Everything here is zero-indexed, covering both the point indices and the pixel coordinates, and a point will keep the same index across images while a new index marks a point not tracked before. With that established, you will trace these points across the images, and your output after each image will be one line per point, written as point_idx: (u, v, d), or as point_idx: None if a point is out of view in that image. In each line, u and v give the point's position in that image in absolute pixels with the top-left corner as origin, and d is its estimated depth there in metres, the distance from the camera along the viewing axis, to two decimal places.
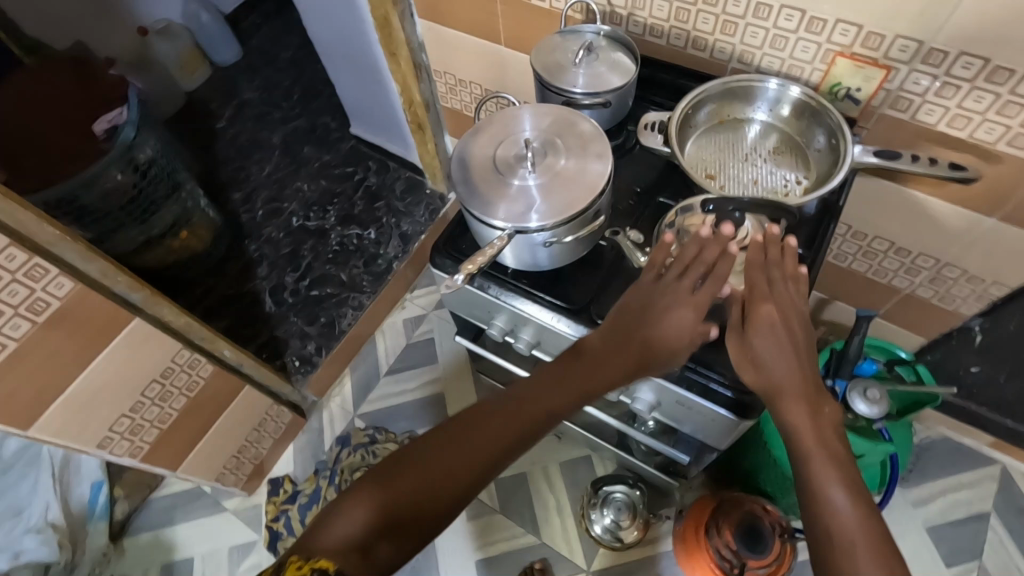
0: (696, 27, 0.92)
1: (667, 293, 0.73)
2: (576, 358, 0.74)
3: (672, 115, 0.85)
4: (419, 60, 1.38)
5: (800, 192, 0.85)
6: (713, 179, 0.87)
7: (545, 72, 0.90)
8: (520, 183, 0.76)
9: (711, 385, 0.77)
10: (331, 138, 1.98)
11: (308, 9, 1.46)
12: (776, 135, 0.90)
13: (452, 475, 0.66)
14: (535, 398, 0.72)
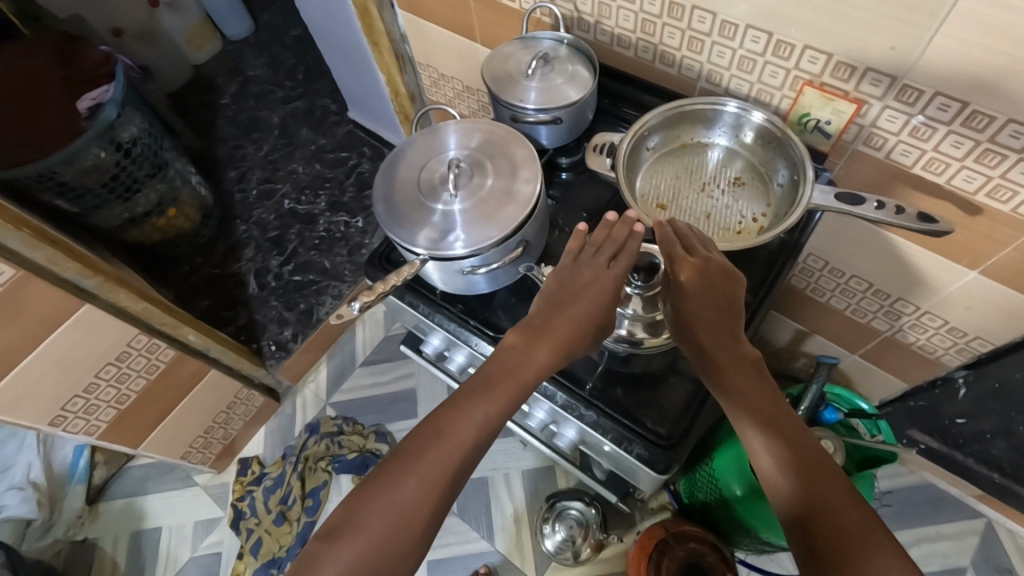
0: (662, 42, 0.85)
1: (579, 269, 0.68)
2: (515, 358, 0.65)
3: (621, 140, 0.79)
4: (402, 52, 1.34)
5: (755, 230, 0.79)
6: (663, 210, 0.82)
7: (494, 84, 0.85)
8: (444, 206, 0.72)
9: (629, 434, 0.72)
10: (330, 122, 1.97)
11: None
12: (737, 164, 0.83)
13: (402, 524, 0.56)
14: (473, 405, 0.62)
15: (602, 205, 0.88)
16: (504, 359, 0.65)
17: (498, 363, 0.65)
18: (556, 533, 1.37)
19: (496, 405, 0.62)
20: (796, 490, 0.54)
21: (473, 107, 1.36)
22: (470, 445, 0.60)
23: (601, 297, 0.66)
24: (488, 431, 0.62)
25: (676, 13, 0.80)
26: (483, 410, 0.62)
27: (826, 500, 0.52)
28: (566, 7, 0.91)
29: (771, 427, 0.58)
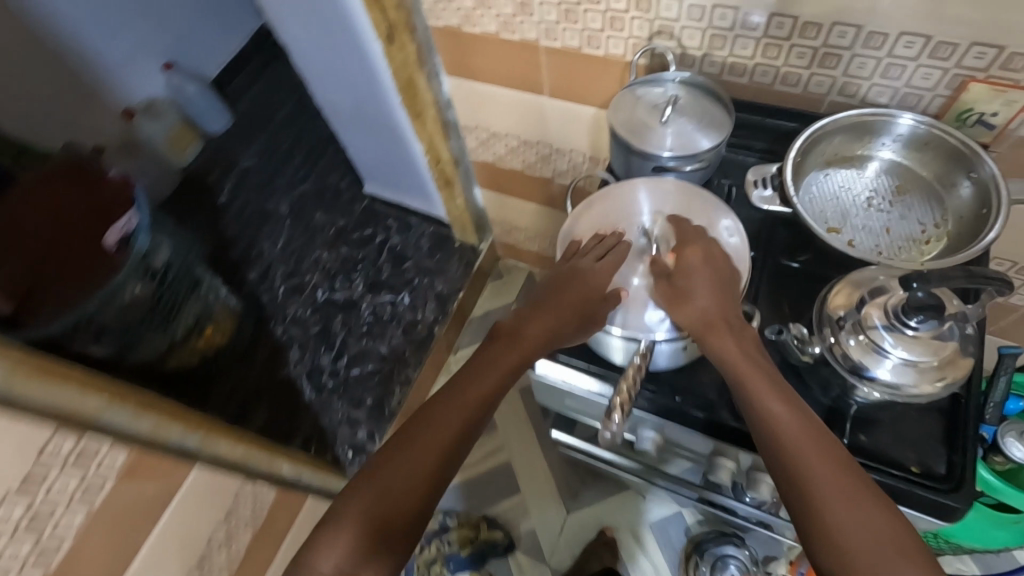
0: (787, 63, 0.81)
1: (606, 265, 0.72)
2: (486, 361, 0.72)
3: (785, 165, 0.75)
4: (447, 117, 1.27)
5: (943, 236, 0.75)
6: (838, 233, 0.77)
7: (629, 135, 0.79)
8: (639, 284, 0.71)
9: (902, 485, 0.65)
10: (344, 201, 1.87)
11: (314, 75, 1.35)
12: (895, 171, 0.79)
13: (392, 520, 0.61)
14: (450, 408, 0.67)
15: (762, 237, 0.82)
16: (481, 359, 0.72)
17: (474, 361, 0.72)
18: None
19: (471, 406, 0.68)
20: (794, 461, 0.57)
21: (531, 161, 1.30)
22: (450, 444, 0.65)
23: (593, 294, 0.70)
24: (470, 431, 0.67)
25: (809, 32, 0.76)
26: (459, 411, 0.67)
27: (810, 458, 0.57)
28: (669, 44, 0.87)
29: (764, 391, 0.61)
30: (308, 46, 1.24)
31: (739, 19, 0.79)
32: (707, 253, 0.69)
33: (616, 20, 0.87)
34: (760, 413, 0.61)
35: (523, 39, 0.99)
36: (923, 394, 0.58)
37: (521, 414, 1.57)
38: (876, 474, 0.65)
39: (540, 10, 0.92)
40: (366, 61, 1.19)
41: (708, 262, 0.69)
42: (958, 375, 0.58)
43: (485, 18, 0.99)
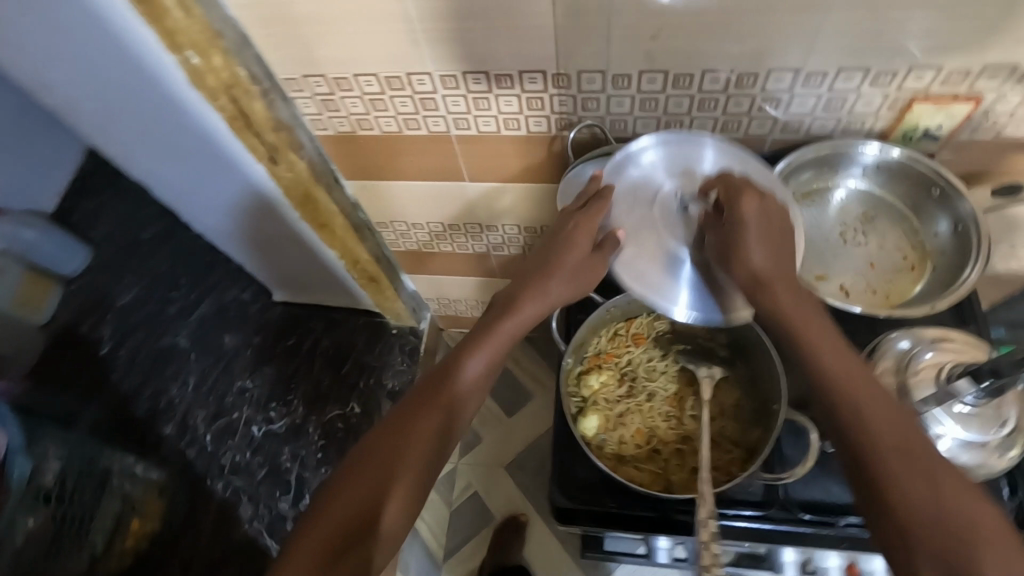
0: (726, 112, 0.75)
1: (559, 249, 0.69)
2: (441, 381, 0.69)
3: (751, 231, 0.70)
4: (358, 219, 1.12)
5: (929, 259, 0.72)
6: (827, 280, 0.73)
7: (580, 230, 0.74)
8: (674, 236, 0.69)
9: None
10: (250, 313, 1.65)
11: (188, 203, 1.13)
12: (858, 200, 0.76)
13: (340, 545, 0.59)
14: (408, 434, 0.65)
15: None
16: (438, 378, 0.70)
17: (432, 380, 0.70)
18: None
19: (428, 430, 0.66)
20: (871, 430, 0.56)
21: (460, 241, 1.19)
22: (403, 471, 0.64)
23: (536, 310, 0.70)
24: (427, 456, 0.65)
25: (745, 82, 0.71)
26: (416, 437, 0.65)
27: (891, 437, 0.55)
28: (595, 116, 0.79)
29: (861, 408, 0.57)
30: (173, 176, 1.04)
31: (669, 81, 0.72)
32: (761, 204, 0.65)
33: (534, 100, 0.78)
34: (832, 379, 0.59)
35: (430, 133, 0.87)
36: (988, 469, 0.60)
37: (515, 494, 1.46)
38: None
39: (445, 103, 0.81)
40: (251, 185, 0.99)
41: (767, 227, 0.65)
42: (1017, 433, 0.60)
43: (382, 120, 0.86)
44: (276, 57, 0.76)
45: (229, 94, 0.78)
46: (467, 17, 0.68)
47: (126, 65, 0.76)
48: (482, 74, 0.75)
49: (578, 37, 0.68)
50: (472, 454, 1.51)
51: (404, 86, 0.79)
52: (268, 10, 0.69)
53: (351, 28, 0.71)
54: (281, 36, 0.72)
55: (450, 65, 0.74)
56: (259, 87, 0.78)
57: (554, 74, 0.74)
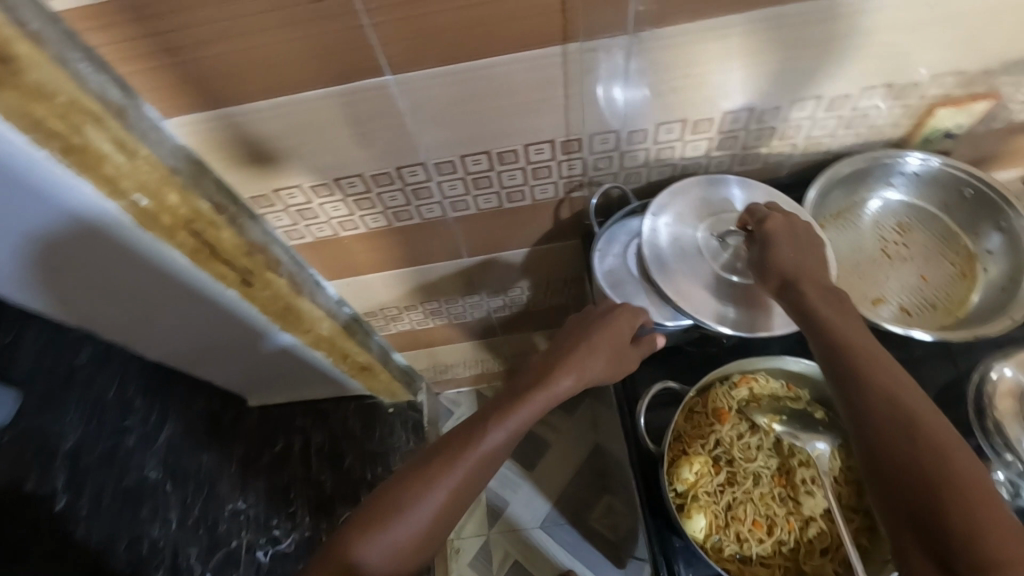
0: (745, 146, 0.70)
1: (603, 326, 0.63)
2: (467, 441, 0.58)
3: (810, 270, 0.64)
4: (344, 315, 0.99)
5: (977, 262, 0.70)
6: (885, 302, 0.69)
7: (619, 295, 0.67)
8: (718, 269, 0.64)
9: None
10: (224, 433, 1.36)
11: (129, 334, 0.97)
12: (890, 213, 0.74)
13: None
14: (420, 501, 0.56)
15: None
16: (462, 433, 0.60)
17: (456, 436, 0.59)
18: None
19: (440, 501, 0.56)
20: (900, 418, 0.45)
21: (456, 310, 1.09)
22: (405, 542, 0.55)
23: (572, 384, 0.61)
24: (435, 530, 0.56)
25: (766, 116, 0.66)
26: (426, 507, 0.56)
27: (929, 433, 0.43)
28: (607, 174, 0.72)
29: (872, 381, 0.47)
30: (101, 317, 0.86)
31: (688, 128, 0.66)
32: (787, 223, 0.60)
33: (540, 169, 0.70)
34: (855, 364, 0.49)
35: (424, 220, 0.78)
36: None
37: (558, 552, 1.37)
38: None
39: (442, 189, 0.72)
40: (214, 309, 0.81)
41: (796, 238, 0.59)
42: None
43: (368, 217, 0.75)
44: (240, 176, 0.65)
45: (189, 228, 0.64)
46: (466, 102, 0.59)
47: (36, 224, 0.58)
48: (482, 154, 0.67)
49: (588, 101, 0.62)
50: (502, 520, 1.42)
51: (393, 180, 0.69)
52: (227, 131, 0.59)
53: (329, 134, 0.61)
54: (245, 154, 0.62)
55: (445, 151, 0.65)
56: (224, 214, 0.66)
57: (563, 141, 0.66)
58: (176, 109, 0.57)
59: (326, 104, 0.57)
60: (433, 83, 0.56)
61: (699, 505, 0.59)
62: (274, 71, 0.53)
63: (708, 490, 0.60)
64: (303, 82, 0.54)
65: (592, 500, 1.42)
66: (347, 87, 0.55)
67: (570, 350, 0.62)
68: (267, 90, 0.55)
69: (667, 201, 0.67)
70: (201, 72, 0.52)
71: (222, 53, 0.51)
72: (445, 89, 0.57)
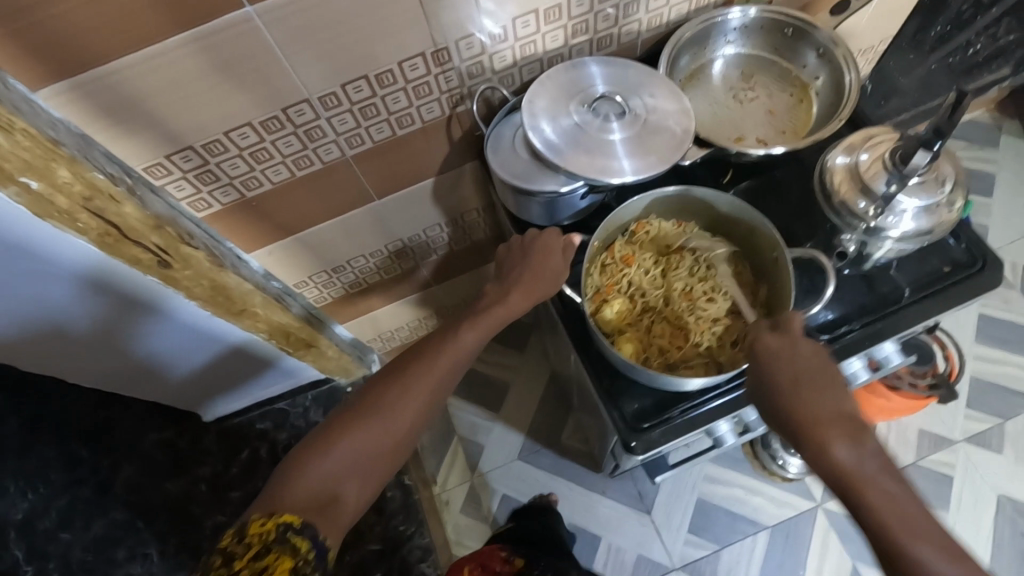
0: (597, 30, 0.78)
1: (539, 256, 0.69)
2: (442, 346, 0.66)
3: (675, 118, 0.72)
4: (272, 288, 1.01)
5: (811, 88, 0.81)
6: (745, 138, 0.80)
7: (514, 177, 0.73)
8: (597, 134, 0.71)
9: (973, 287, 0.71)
10: (184, 462, 1.29)
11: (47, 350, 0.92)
12: (735, 65, 0.84)
13: (310, 513, 0.56)
14: (402, 401, 0.63)
15: (693, 178, 0.80)
16: (437, 339, 0.67)
17: (429, 345, 0.67)
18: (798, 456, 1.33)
19: (421, 403, 0.63)
20: (821, 437, 0.55)
21: (385, 264, 1.13)
22: (392, 431, 0.62)
23: (523, 298, 0.68)
24: (416, 428, 0.63)
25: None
26: (409, 406, 0.63)
27: (840, 450, 0.54)
28: (482, 80, 0.78)
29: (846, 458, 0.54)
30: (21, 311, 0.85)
31: (541, 19, 0.74)
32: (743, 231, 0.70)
33: (420, 87, 0.76)
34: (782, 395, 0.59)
35: (325, 164, 0.80)
36: (948, 226, 0.63)
37: (539, 475, 1.45)
38: (948, 295, 0.70)
39: (332, 125, 0.75)
40: (139, 305, 0.86)
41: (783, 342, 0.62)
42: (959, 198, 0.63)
43: (269, 171, 0.77)
44: (128, 145, 0.66)
45: (89, 208, 0.66)
46: (329, 26, 0.63)
47: None
48: (360, 80, 0.71)
49: (444, 6, 0.67)
50: (481, 463, 1.48)
51: (283, 124, 0.72)
52: (103, 95, 0.60)
53: (208, 82, 0.63)
54: (127, 118, 0.63)
55: (324, 83, 0.69)
56: (122, 186, 0.68)
57: (432, 53, 0.72)
58: (41, 82, 0.57)
59: (195, 47, 0.59)
60: (292, 10, 0.60)
61: (626, 338, 0.67)
62: (132, 21, 0.55)
63: (628, 322, 0.69)
64: (165, 30, 0.57)
65: (560, 423, 1.50)
66: (211, 25, 0.58)
67: (521, 263, 0.69)
68: (130, 44, 0.57)
69: (543, 85, 0.73)
70: (57, 35, 0.53)
71: (75, 9, 0.52)
72: (304, 14, 0.61)
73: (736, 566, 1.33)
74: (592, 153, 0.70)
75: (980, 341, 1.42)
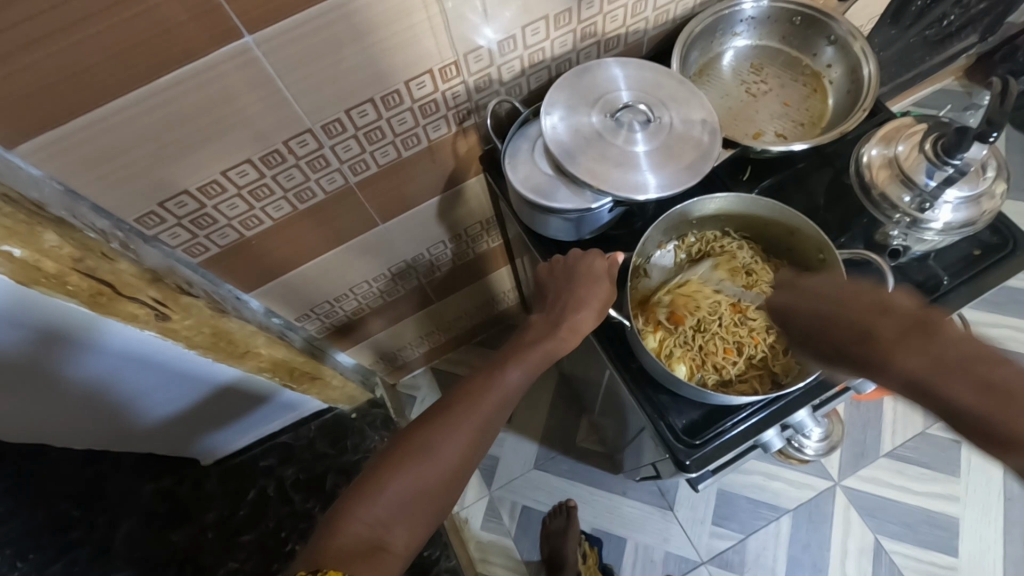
0: (605, 31, 0.74)
1: (583, 279, 0.67)
2: (487, 381, 0.63)
3: (698, 124, 0.69)
4: (274, 326, 0.96)
5: (823, 77, 0.80)
6: (764, 133, 0.78)
7: (537, 193, 0.69)
8: (623, 144, 0.68)
9: (1007, 268, 0.70)
10: (190, 509, 1.21)
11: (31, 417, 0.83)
12: (743, 57, 0.81)
13: (358, 561, 0.51)
14: (451, 436, 0.59)
15: (715, 178, 0.78)
16: (482, 374, 0.65)
17: (474, 381, 0.64)
18: (814, 438, 1.35)
19: (470, 437, 0.60)
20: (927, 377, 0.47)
21: (390, 288, 1.07)
22: (443, 470, 0.58)
23: (566, 325, 0.65)
24: (466, 467, 0.59)
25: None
26: (458, 441, 0.59)
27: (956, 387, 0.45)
28: (490, 93, 0.74)
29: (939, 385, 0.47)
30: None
31: (550, 25, 0.70)
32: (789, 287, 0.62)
33: (427, 105, 0.71)
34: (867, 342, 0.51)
35: (329, 194, 0.75)
36: (989, 215, 0.62)
37: (558, 482, 1.43)
38: (985, 279, 0.70)
39: (336, 153, 0.70)
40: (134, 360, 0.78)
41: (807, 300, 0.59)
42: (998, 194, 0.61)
43: (270, 207, 0.72)
44: (117, 197, 0.60)
45: (80, 269, 0.60)
46: (333, 49, 0.58)
47: None
48: (366, 103, 0.66)
49: (453, 19, 0.62)
50: (498, 477, 1.44)
51: (285, 157, 0.67)
52: (88, 148, 0.54)
53: (204, 119, 0.57)
54: (116, 169, 0.57)
55: (328, 110, 0.64)
56: (115, 243, 0.64)
57: (439, 69, 0.67)
58: (15, 138, 0.50)
59: (191, 84, 0.53)
60: (294, 36, 0.55)
61: (677, 357, 0.70)
62: (118, 63, 0.49)
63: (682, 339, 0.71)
64: (155, 68, 0.51)
65: (573, 426, 1.48)
66: (207, 59, 0.52)
67: (562, 290, 0.68)
68: (116, 88, 0.50)
69: (562, 94, 0.69)
70: (32, 86, 0.47)
71: (51, 56, 0.46)
72: (307, 38, 0.55)
73: (764, 551, 1.33)
74: (620, 166, 0.67)
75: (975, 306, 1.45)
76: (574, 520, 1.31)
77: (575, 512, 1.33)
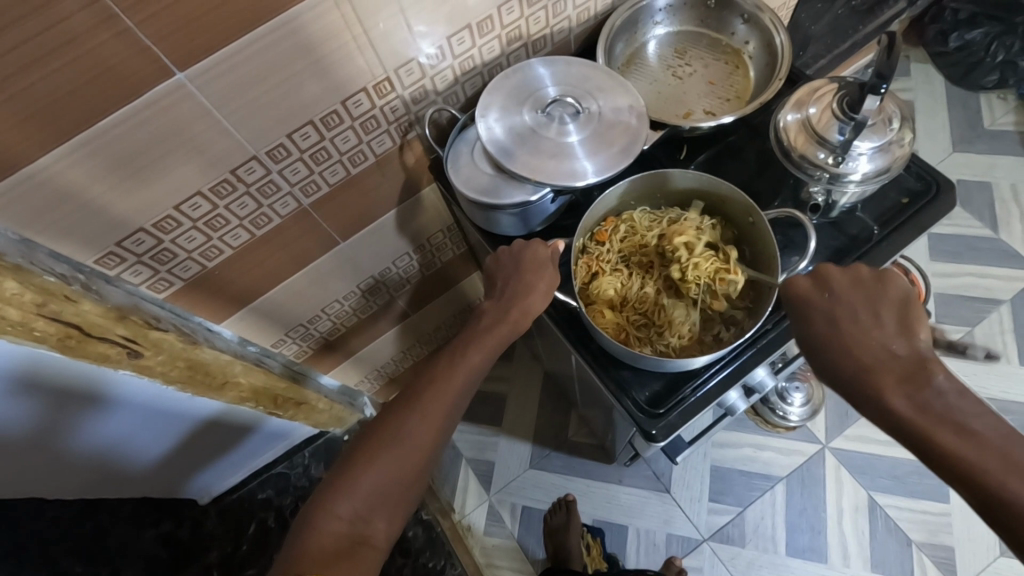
0: (529, 34, 0.78)
1: (532, 263, 0.70)
2: (451, 369, 0.65)
3: (623, 108, 0.73)
4: (249, 353, 0.97)
5: (743, 52, 0.84)
6: (694, 111, 0.81)
7: (483, 193, 0.72)
8: (557, 136, 0.71)
9: (927, 210, 0.74)
10: (192, 549, 1.17)
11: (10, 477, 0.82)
12: (665, 42, 0.86)
13: (343, 558, 0.54)
14: (416, 424, 0.61)
15: (652, 160, 0.81)
16: (444, 362, 0.67)
17: (437, 367, 0.66)
18: (796, 403, 1.38)
19: (436, 428, 0.62)
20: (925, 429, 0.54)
21: (361, 305, 1.09)
22: (414, 460, 0.60)
23: (519, 309, 0.68)
24: (434, 454, 0.62)
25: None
26: (425, 432, 0.61)
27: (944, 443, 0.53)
28: (427, 103, 0.78)
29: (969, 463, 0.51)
30: None
31: (475, 33, 0.73)
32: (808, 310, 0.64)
33: (367, 121, 0.74)
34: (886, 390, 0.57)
35: (283, 219, 0.78)
36: (902, 160, 0.65)
37: (552, 478, 1.44)
38: (910, 225, 0.73)
39: (285, 177, 0.73)
40: (101, 399, 0.78)
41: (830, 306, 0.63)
42: (907, 136, 0.65)
43: (227, 236, 0.74)
44: (75, 241, 0.63)
45: (44, 314, 0.64)
46: (262, 74, 0.60)
47: None
48: (306, 125, 0.69)
49: (379, 37, 0.66)
50: (495, 481, 1.46)
51: (235, 185, 0.69)
52: (41, 196, 0.57)
53: (149, 155, 0.60)
54: (69, 214, 0.60)
55: (269, 135, 0.67)
56: (76, 285, 0.66)
57: (373, 86, 0.70)
58: None
59: (132, 122, 0.56)
60: (225, 67, 0.57)
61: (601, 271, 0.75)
62: (59, 109, 0.52)
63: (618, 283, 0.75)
64: (95, 111, 0.54)
65: (563, 422, 1.50)
66: (145, 97, 0.55)
67: (518, 277, 0.70)
68: (60, 133, 0.53)
69: (495, 95, 0.73)
70: None
71: None
72: (239, 69, 0.58)
73: (763, 522, 1.35)
74: (556, 157, 0.70)
75: (938, 260, 1.48)
76: (574, 515, 1.32)
77: (574, 506, 1.34)
